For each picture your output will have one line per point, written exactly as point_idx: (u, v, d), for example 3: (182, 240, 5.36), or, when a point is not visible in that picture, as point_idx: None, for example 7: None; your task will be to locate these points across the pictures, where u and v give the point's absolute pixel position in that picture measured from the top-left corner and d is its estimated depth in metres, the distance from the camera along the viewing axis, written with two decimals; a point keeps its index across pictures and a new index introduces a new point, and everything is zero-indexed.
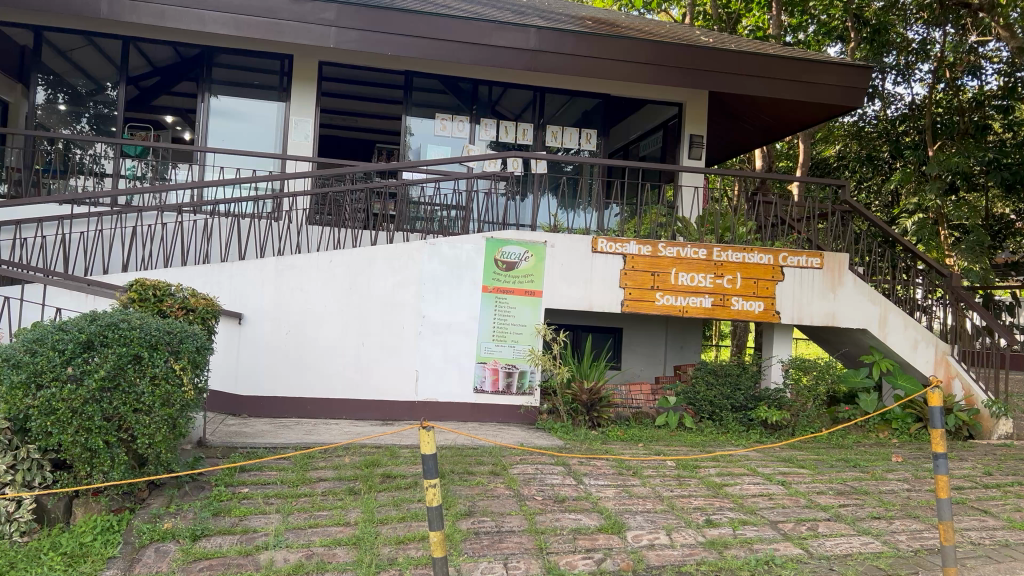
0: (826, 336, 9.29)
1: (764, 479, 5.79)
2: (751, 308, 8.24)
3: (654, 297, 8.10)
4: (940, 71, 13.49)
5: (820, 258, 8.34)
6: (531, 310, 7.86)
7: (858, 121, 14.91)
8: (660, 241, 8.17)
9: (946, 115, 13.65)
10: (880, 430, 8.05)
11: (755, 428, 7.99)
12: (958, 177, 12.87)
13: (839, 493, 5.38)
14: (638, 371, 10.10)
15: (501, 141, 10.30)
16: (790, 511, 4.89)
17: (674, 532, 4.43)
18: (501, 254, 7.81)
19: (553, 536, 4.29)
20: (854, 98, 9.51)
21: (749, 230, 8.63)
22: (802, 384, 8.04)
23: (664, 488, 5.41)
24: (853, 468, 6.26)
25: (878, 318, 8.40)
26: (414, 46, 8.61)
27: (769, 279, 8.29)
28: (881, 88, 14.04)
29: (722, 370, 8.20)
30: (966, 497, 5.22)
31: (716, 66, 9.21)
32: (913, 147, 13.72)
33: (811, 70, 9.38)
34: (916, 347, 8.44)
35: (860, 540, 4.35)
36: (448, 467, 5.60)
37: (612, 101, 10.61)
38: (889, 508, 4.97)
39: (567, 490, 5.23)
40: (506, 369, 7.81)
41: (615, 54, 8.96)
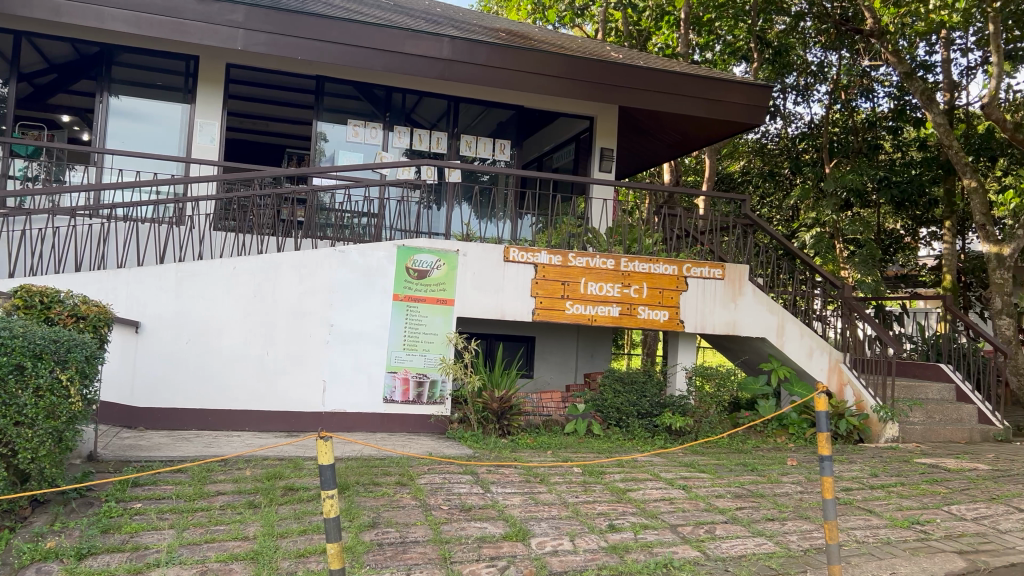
0: (727, 345, 9.62)
1: (666, 483, 5.93)
2: (657, 317, 8.44)
3: (564, 305, 8.20)
4: (835, 92, 14.20)
5: (722, 269, 8.65)
6: (442, 319, 7.86)
7: (761, 138, 15.52)
8: (570, 251, 8.29)
9: (842, 135, 14.36)
10: (778, 435, 8.38)
11: (660, 434, 8.15)
12: (853, 195, 13.55)
13: (737, 496, 5.57)
14: (549, 379, 10.19)
15: (415, 149, 10.25)
16: (690, 515, 5.03)
17: (577, 538, 4.49)
18: (413, 263, 7.76)
19: (457, 545, 4.28)
20: (757, 117, 9.91)
21: (655, 242, 8.84)
22: (705, 391, 8.41)
23: (570, 494, 5.47)
24: (750, 472, 6.48)
25: (776, 327, 8.75)
26: (326, 52, 8.49)
27: (674, 289, 8.52)
28: (782, 107, 14.69)
29: (628, 377, 8.42)
30: (853, 497, 5.48)
31: (625, 81, 9.42)
32: (811, 164, 14.38)
33: (717, 88, 9.72)
34: (811, 355, 8.85)
35: (754, 542, 4.51)
36: (353, 478, 5.51)
37: (526, 113, 10.73)
38: (783, 510, 5.17)
39: (474, 499, 5.21)
40: (417, 378, 7.77)
41: (527, 66, 9.05)
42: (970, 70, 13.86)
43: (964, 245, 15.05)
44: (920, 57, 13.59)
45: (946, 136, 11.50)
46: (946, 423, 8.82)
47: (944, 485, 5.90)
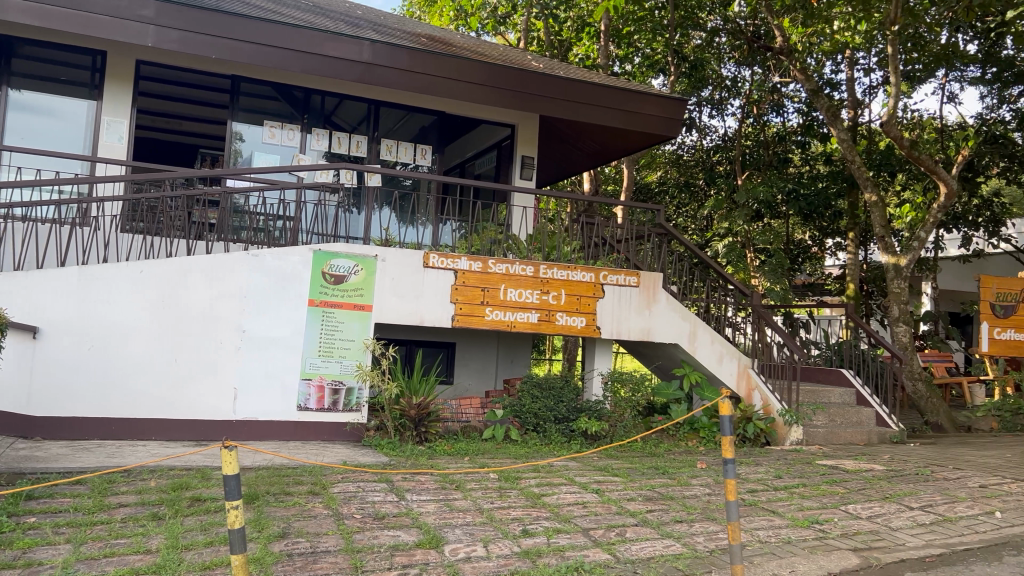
0: (642, 351, 9.82)
1: (580, 487, 6.01)
2: (575, 323, 8.56)
3: (484, 311, 8.23)
4: (748, 107, 14.71)
5: (637, 277, 8.86)
6: (359, 325, 7.77)
7: (678, 149, 15.93)
8: (490, 258, 8.34)
9: (754, 149, 14.88)
10: (689, 438, 8.59)
11: (577, 438, 8.28)
12: (763, 206, 14.05)
13: (648, 499, 5.69)
14: (469, 385, 10.18)
15: (334, 152, 10.12)
16: (602, 518, 5.11)
17: (491, 544, 4.51)
18: (329, 268, 7.66)
19: (369, 554, 4.25)
20: (672, 129, 10.18)
21: (573, 249, 8.96)
22: (620, 396, 8.64)
23: (485, 500, 5.49)
24: (661, 475, 6.64)
25: (689, 333, 9.00)
26: (242, 52, 8.30)
27: (591, 296, 8.66)
28: (697, 120, 15.11)
29: (546, 384, 8.47)
30: (758, 498, 5.68)
31: (545, 91, 9.54)
32: (724, 176, 14.85)
33: (636, 100, 9.94)
34: (721, 360, 9.12)
35: (663, 543, 4.62)
36: (264, 488, 5.40)
37: (448, 118, 10.75)
38: (691, 512, 5.32)
39: (388, 507, 5.18)
40: (332, 386, 7.66)
41: (448, 72, 9.07)
42: (872, 89, 14.57)
43: (866, 256, 15.81)
44: (827, 76, 14.21)
45: (850, 151, 12.05)
46: (847, 426, 9.24)
47: (842, 485, 6.18)
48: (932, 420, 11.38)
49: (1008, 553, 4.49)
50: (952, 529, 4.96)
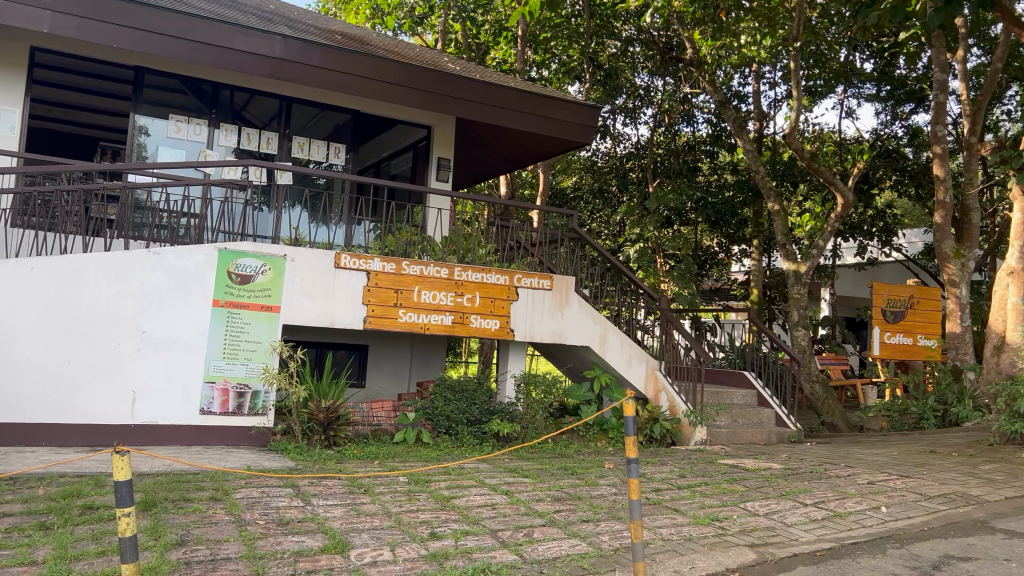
0: (554, 353, 9.92)
1: (489, 489, 6.03)
2: (488, 326, 8.59)
3: (397, 314, 8.15)
4: (660, 116, 15.07)
5: (550, 280, 8.97)
6: (266, 326, 7.60)
7: (592, 155, 16.20)
8: (403, 259, 8.27)
9: (665, 157, 15.27)
10: (599, 439, 8.74)
11: (488, 441, 8.31)
12: (673, 213, 14.45)
13: (556, 499, 5.76)
14: (382, 388, 10.06)
15: (243, 148, 9.85)
16: (510, 520, 5.15)
17: (397, 547, 4.48)
18: (235, 267, 7.46)
19: (271, 561, 4.15)
20: (586, 135, 10.36)
21: (488, 252, 8.96)
22: (532, 398, 8.72)
23: (393, 504, 5.44)
24: (569, 475, 6.73)
25: (599, 336, 9.17)
26: (146, 42, 7.96)
27: (504, 298, 8.70)
28: (612, 127, 15.41)
29: (459, 386, 8.48)
30: (662, 497, 5.82)
31: (461, 93, 9.55)
32: (636, 183, 15.19)
33: (550, 105, 10.06)
34: (630, 363, 9.33)
35: (569, 543, 4.69)
36: (162, 494, 5.21)
37: (362, 117, 10.63)
38: (597, 511, 5.41)
39: (292, 512, 5.07)
40: (237, 389, 7.46)
41: (362, 71, 8.97)
42: (777, 102, 15.18)
43: (769, 262, 16.48)
44: (735, 88, 14.71)
45: (755, 162, 12.52)
46: (748, 426, 9.59)
47: (741, 484, 6.41)
48: (828, 420, 11.93)
49: (892, 545, 4.74)
50: (842, 524, 5.21)
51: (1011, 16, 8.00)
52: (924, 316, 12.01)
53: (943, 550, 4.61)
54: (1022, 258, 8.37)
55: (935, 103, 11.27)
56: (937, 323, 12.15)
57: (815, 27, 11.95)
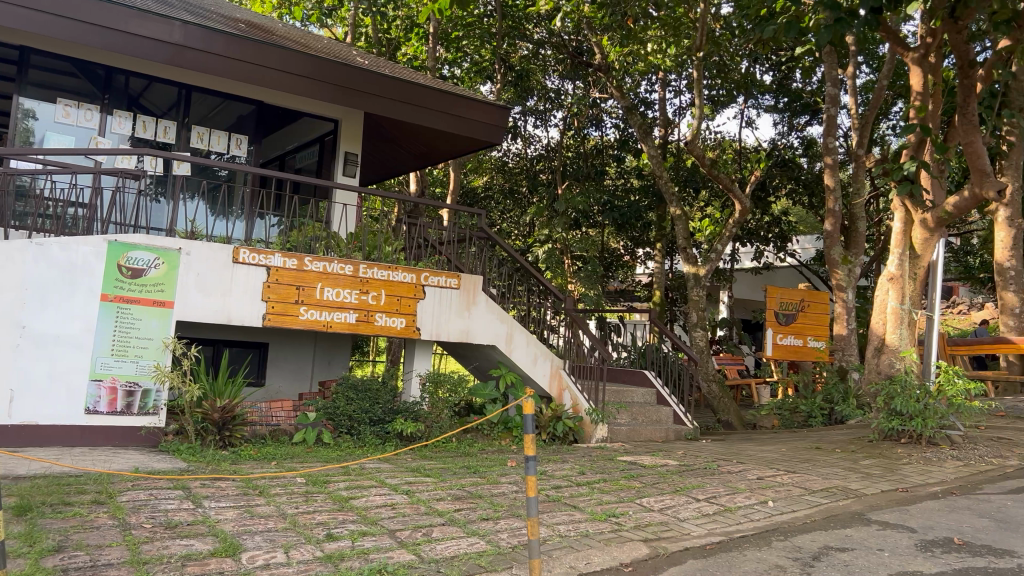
0: (461, 353, 9.94)
1: (389, 489, 5.97)
2: (394, 324, 8.50)
3: (298, 311, 7.98)
4: (569, 119, 15.29)
5: (457, 279, 8.95)
6: (159, 323, 7.31)
7: (503, 156, 16.28)
8: (306, 255, 8.08)
9: (575, 161, 15.50)
10: (503, 438, 8.79)
11: (391, 440, 8.23)
12: (580, 215, 14.69)
13: (456, 498, 5.76)
14: (282, 387, 9.82)
15: (138, 137, 9.41)
16: (408, 519, 5.11)
17: (291, 550, 4.38)
18: (125, 260, 7.12)
19: (157, 565, 3.99)
20: (496, 136, 10.38)
21: (395, 249, 8.88)
22: (437, 396, 8.66)
23: (289, 505, 5.32)
24: (472, 474, 6.75)
25: (505, 336, 9.20)
26: (31, 20, 7.47)
27: (410, 297, 8.63)
28: (522, 128, 15.53)
29: (361, 386, 8.33)
30: (562, 494, 5.91)
31: (369, 88, 9.41)
32: (546, 185, 15.37)
33: (460, 104, 10.05)
34: (535, 362, 9.40)
35: (467, 542, 4.69)
36: (39, 499, 4.93)
37: (266, 109, 10.35)
38: (497, 509, 5.44)
39: (181, 515, 4.89)
40: (126, 387, 7.14)
41: (266, 61, 8.71)
42: (682, 110, 15.61)
43: (671, 265, 16.97)
44: (641, 94, 15.06)
45: (659, 167, 12.85)
46: (647, 424, 9.87)
47: (638, 480, 6.57)
48: (723, 418, 12.36)
49: (776, 538, 4.95)
50: (731, 518, 5.40)
51: (894, 36, 8.43)
52: (814, 318, 12.62)
53: (822, 542, 4.85)
54: (902, 266, 8.91)
55: (827, 116, 11.83)
56: (825, 325, 12.78)
57: (717, 38, 12.33)
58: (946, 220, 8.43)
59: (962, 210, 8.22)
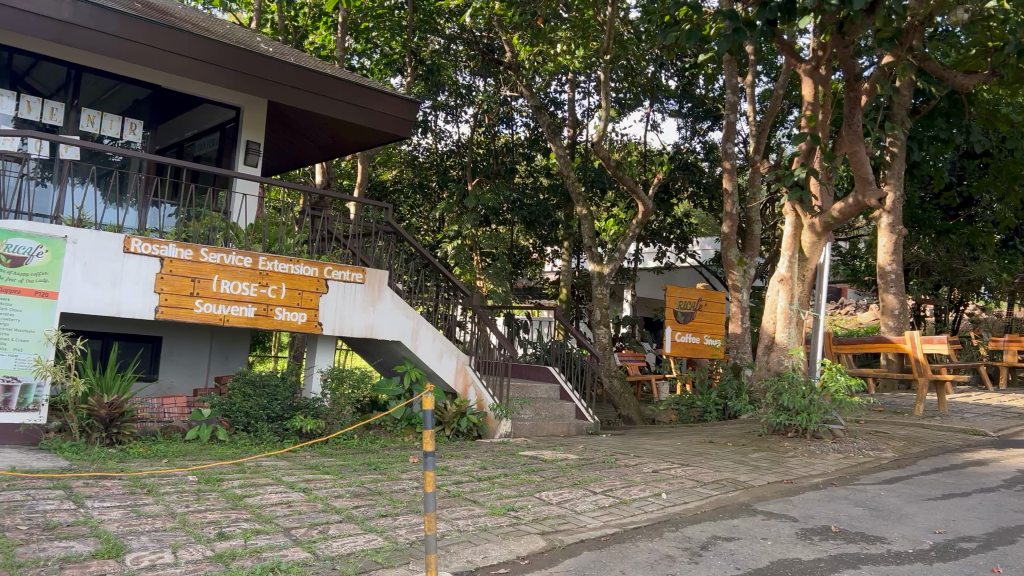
0: (365, 348, 9.82)
1: (286, 487, 5.86)
2: (294, 318, 8.32)
3: (193, 304, 7.69)
4: (480, 115, 15.30)
5: (362, 273, 8.81)
6: (41, 314, 6.94)
7: (413, 150, 16.17)
8: (202, 245, 7.80)
9: (485, 158, 15.56)
10: (406, 434, 8.77)
11: (290, 437, 8.05)
12: (489, 212, 14.75)
13: (355, 494, 5.70)
14: (175, 383, 9.50)
15: (23, 118, 8.80)
16: (305, 517, 5.03)
17: (179, 549, 4.24)
18: (5, 248, 6.72)
19: (32, 569, 3.80)
20: (404, 129, 10.30)
21: (296, 242, 8.68)
22: (339, 392, 8.57)
23: (179, 504, 5.14)
24: (372, 470, 6.69)
25: (411, 331, 9.13)
26: None
27: (312, 291, 8.46)
28: (432, 123, 15.46)
29: (260, 381, 8.13)
30: (462, 489, 5.93)
31: (273, 76, 9.18)
32: (455, 180, 15.37)
33: (368, 96, 9.91)
34: (441, 358, 9.39)
35: (364, 538, 4.65)
36: None
37: (163, 94, 9.98)
38: (396, 506, 5.41)
39: (62, 516, 4.67)
40: (3, 382, 6.74)
41: (164, 44, 8.34)
42: (590, 111, 15.88)
43: (578, 263, 17.28)
44: (551, 94, 15.24)
45: (566, 167, 13.00)
46: (549, 418, 10.06)
47: (538, 474, 6.67)
48: (624, 413, 12.68)
49: (668, 529, 5.12)
50: (626, 510, 5.55)
51: (789, 48, 8.80)
52: (710, 317, 13.04)
53: (711, 532, 5.05)
54: (791, 267, 9.30)
55: (727, 122, 12.28)
56: (721, 323, 13.21)
57: (625, 40, 12.60)
58: (833, 224, 8.87)
59: (847, 216, 8.64)
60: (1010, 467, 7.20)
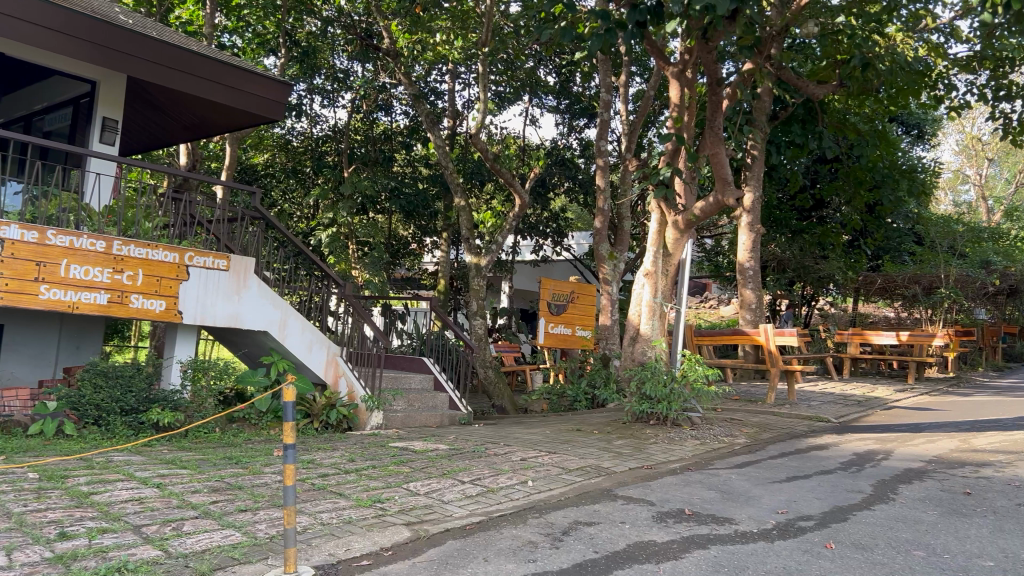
0: (230, 339, 9.48)
1: (138, 483, 5.58)
2: (151, 307, 7.89)
3: (38, 289, 7.14)
4: (358, 101, 15.04)
5: (226, 260, 8.47)
6: None
7: (286, 134, 15.68)
8: (49, 227, 7.27)
9: (363, 145, 15.31)
10: (272, 426, 8.55)
11: (145, 430, 7.68)
12: (365, 199, 14.51)
13: (214, 490, 5.50)
14: (19, 375, 8.79)
15: None
16: (158, 514, 4.80)
17: (15, 551, 3.97)
18: None
19: None
20: (275, 112, 9.96)
21: (155, 226, 8.22)
22: (200, 384, 8.23)
23: (16, 504, 4.79)
24: (233, 465, 6.47)
25: (278, 321, 8.87)
26: None
27: (172, 278, 8.06)
28: (308, 107, 15.11)
29: (113, 372, 7.71)
30: (327, 482, 5.83)
31: (136, 51, 8.66)
32: (331, 167, 15.07)
33: (235, 76, 9.51)
34: (310, 349, 9.17)
35: (221, 534, 4.50)
36: None
37: (8, 62, 9.17)
38: (257, 500, 5.26)
39: None
40: None
41: (17, 12, 7.68)
42: (469, 102, 15.90)
43: (456, 254, 17.32)
44: (431, 83, 15.16)
45: (444, 158, 12.91)
46: (422, 409, 10.08)
47: (407, 465, 6.64)
48: (498, 403, 12.82)
49: (532, 516, 5.23)
50: (492, 499, 5.63)
51: (658, 50, 9.06)
52: (582, 309, 13.34)
53: (573, 518, 5.20)
54: (657, 262, 9.56)
55: (601, 119, 12.58)
56: (592, 315, 13.56)
57: (504, 34, 12.72)
58: (695, 222, 9.27)
59: (709, 214, 9.00)
60: (846, 451, 7.79)
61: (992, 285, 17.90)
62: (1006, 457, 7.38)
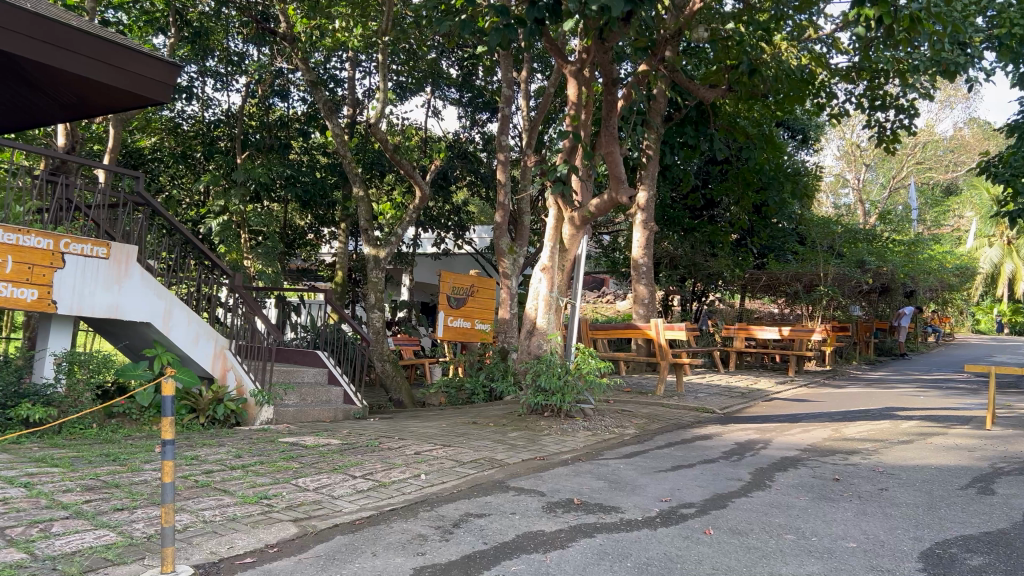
0: (108, 330, 9.02)
1: (3, 483, 5.25)
2: (22, 296, 7.37)
3: None
4: (254, 86, 14.59)
5: (106, 247, 8.03)
6: None
7: (176, 117, 15.01)
8: None
9: (258, 131, 14.88)
10: (155, 422, 8.20)
11: (14, 427, 7.20)
12: (259, 187, 14.10)
13: (88, 488, 5.24)
14: None
15: None
16: (24, 515, 4.54)
17: None
18: None
19: None
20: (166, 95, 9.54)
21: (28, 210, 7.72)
22: (76, 378, 7.78)
23: None
24: (111, 462, 6.17)
25: (163, 312, 8.53)
26: None
27: (46, 266, 7.55)
28: (200, 90, 14.56)
29: None
30: (211, 479, 5.64)
31: (24, 29, 8.03)
32: (223, 152, 14.59)
33: (127, 57, 9.02)
34: (196, 341, 8.88)
35: (94, 535, 4.30)
36: None
37: None
38: (134, 499, 5.04)
39: None
40: None
41: None
42: (369, 91, 15.68)
43: (355, 245, 17.06)
44: (330, 71, 14.88)
45: (342, 147, 12.61)
46: (315, 404, 9.91)
47: (297, 460, 6.51)
48: (396, 397, 12.73)
49: (423, 509, 5.23)
50: (383, 493, 5.59)
51: (557, 47, 9.18)
52: (480, 303, 13.38)
53: (464, 510, 5.23)
54: (554, 257, 9.77)
55: (502, 114, 12.59)
56: (490, 309, 13.65)
57: (405, 24, 12.62)
58: (590, 218, 9.47)
59: (603, 211, 9.27)
60: (728, 440, 8.13)
61: (866, 284, 19.04)
62: (872, 445, 7.88)
